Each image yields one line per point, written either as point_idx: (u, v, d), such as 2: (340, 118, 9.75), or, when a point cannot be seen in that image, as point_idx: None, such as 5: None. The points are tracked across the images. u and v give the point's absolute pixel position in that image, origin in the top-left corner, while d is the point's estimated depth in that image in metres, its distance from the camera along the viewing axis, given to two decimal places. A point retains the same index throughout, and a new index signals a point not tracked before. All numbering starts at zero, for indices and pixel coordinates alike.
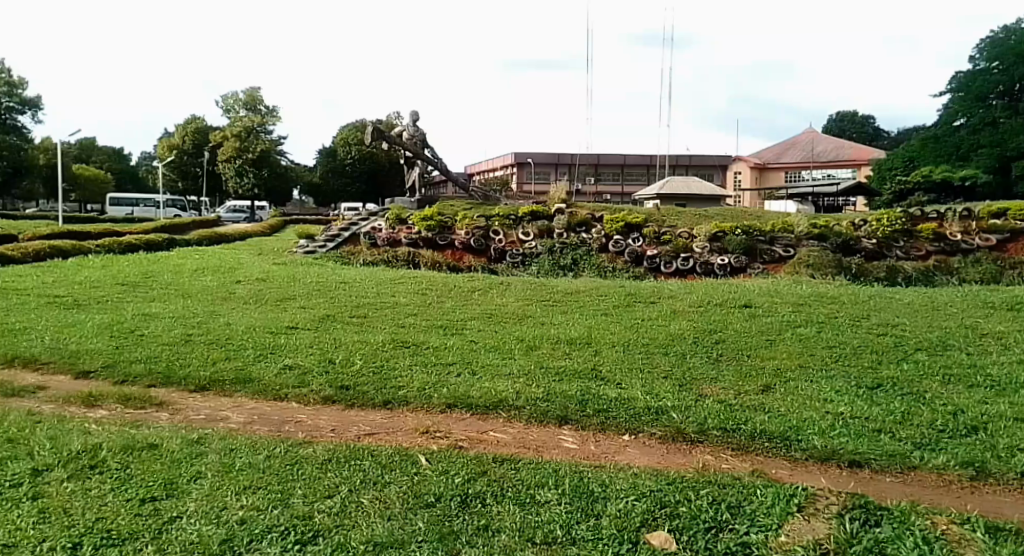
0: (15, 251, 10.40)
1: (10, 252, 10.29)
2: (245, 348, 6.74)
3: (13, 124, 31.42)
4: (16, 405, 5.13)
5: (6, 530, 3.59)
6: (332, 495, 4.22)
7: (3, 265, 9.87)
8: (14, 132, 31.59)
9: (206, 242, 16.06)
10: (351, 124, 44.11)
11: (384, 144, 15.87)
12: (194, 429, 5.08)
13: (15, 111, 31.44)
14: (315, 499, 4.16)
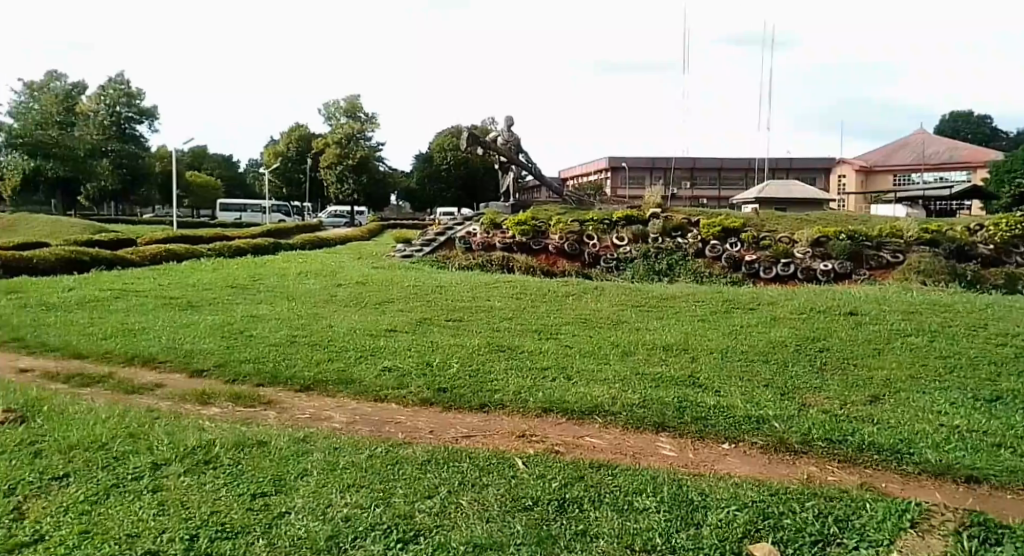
0: (135, 255, 11.08)
1: (130, 255, 10.96)
2: (346, 350, 6.90)
3: (132, 132, 34.01)
4: (137, 401, 5.40)
5: (129, 521, 3.75)
6: (433, 495, 4.23)
7: (125, 267, 10.51)
8: (133, 140, 34.14)
9: (308, 246, 16.66)
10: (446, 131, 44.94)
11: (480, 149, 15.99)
12: (299, 428, 5.21)
13: (134, 121, 34.00)
14: (416, 499, 4.18)
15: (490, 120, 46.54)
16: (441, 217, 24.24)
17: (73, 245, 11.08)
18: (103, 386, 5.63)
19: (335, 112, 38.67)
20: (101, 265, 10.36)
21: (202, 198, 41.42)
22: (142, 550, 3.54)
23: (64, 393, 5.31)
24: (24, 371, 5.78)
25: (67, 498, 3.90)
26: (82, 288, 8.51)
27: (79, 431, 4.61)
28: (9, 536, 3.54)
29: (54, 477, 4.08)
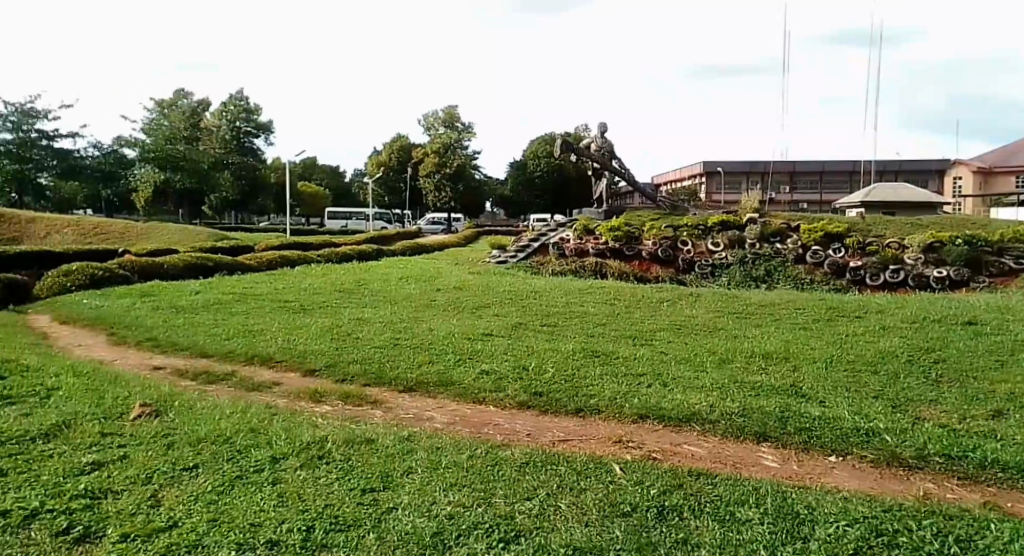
0: (253, 261, 11.74)
1: (247, 261, 11.61)
2: (446, 353, 7.07)
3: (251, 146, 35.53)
4: (257, 398, 5.73)
5: (252, 510, 3.94)
6: (532, 497, 4.28)
7: (244, 272, 11.17)
8: (252, 155, 35.68)
9: (409, 252, 17.18)
10: (541, 138, 45.22)
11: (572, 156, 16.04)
12: (403, 428, 5.38)
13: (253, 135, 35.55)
14: (516, 500, 4.24)
15: (580, 129, 47.20)
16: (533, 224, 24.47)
17: (197, 252, 11.85)
18: (225, 384, 5.98)
19: (435, 123, 40.25)
20: (223, 271, 11.02)
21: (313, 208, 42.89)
22: (265, 538, 3.71)
23: (194, 390, 5.67)
24: (157, 369, 6.22)
25: (197, 487, 4.08)
26: (205, 292, 9.08)
27: (206, 425, 4.86)
28: (148, 519, 3.71)
29: (185, 467, 4.26)
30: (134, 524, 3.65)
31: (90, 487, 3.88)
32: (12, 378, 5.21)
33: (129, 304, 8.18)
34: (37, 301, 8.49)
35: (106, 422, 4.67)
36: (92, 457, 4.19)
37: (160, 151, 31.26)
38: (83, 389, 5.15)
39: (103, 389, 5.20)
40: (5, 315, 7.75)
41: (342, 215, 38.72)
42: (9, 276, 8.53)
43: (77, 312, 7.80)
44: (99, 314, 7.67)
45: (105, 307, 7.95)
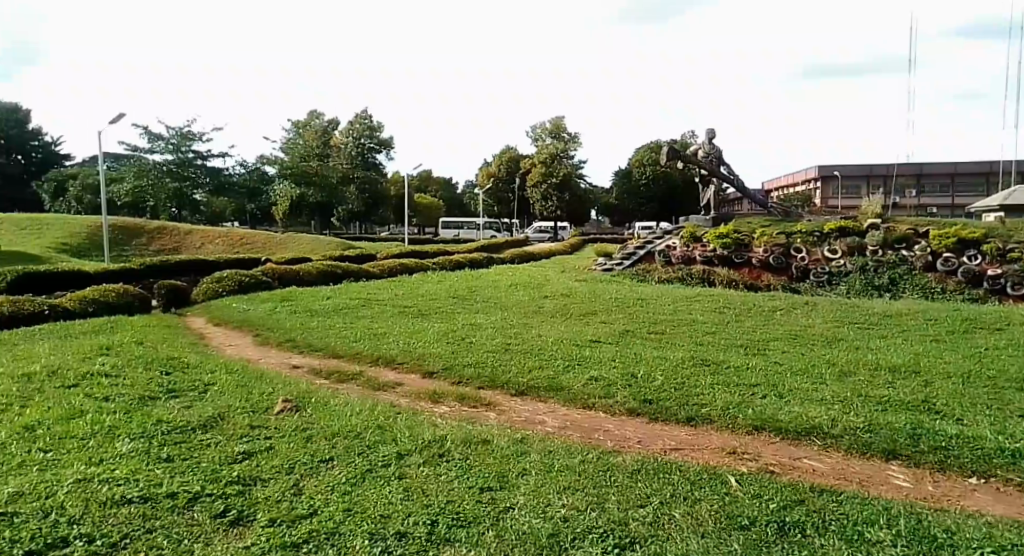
0: (374, 268, 12.33)
1: (370, 268, 12.20)
2: (555, 359, 7.21)
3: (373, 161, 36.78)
4: (382, 397, 6.06)
5: (381, 502, 4.17)
6: (645, 504, 4.34)
7: (368, 279, 11.75)
8: (374, 170, 36.89)
9: (517, 259, 17.52)
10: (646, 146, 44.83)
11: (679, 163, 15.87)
12: (517, 429, 5.57)
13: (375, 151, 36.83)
14: (629, 506, 4.32)
15: (689, 133, 47.41)
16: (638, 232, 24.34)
17: (324, 260, 12.59)
18: (353, 382, 6.37)
19: (542, 134, 40.82)
20: (349, 278, 11.62)
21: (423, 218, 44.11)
22: (394, 530, 3.91)
23: (327, 388, 6.06)
24: (294, 367, 6.70)
25: (333, 478, 4.39)
26: (333, 297, 9.63)
27: (339, 421, 5.22)
28: (291, 507, 3.99)
29: (322, 460, 4.60)
30: (280, 511, 3.94)
31: (242, 474, 4.23)
32: (175, 372, 5.74)
33: (269, 307, 8.81)
34: (195, 305, 9.20)
35: (254, 415, 5.09)
36: (243, 447, 4.58)
37: (294, 167, 33.55)
38: (234, 385, 5.62)
39: (250, 385, 5.67)
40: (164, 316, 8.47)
41: (454, 225, 39.64)
42: (170, 282, 9.28)
43: (221, 315, 8.48)
44: (243, 317, 8.32)
45: (247, 311, 8.60)
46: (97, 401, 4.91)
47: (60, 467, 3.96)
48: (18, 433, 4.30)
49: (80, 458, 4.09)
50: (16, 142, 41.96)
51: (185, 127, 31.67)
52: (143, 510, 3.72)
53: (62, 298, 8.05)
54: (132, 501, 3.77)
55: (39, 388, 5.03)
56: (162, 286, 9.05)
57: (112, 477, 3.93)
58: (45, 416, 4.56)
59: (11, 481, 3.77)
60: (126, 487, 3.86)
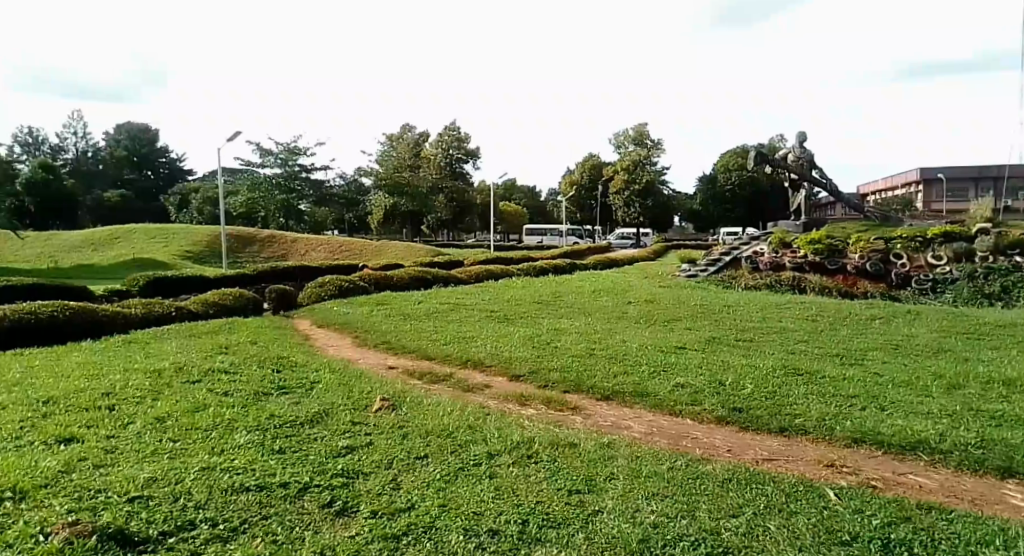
0: (462, 274, 12.65)
1: (458, 274, 12.52)
2: (641, 364, 7.25)
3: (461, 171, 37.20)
4: (472, 398, 6.28)
5: (474, 499, 4.31)
6: (738, 514, 4.35)
7: (456, 284, 12.08)
8: (462, 178, 37.44)
9: (600, 266, 17.57)
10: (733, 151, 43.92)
11: (768, 168, 15.64)
12: (603, 434, 5.66)
13: (462, 161, 37.42)
14: (721, 516, 4.33)
15: (778, 137, 46.06)
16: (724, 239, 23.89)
17: (416, 266, 13.00)
18: (444, 384, 6.61)
19: (624, 141, 40.71)
20: (439, 283, 11.98)
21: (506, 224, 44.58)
22: (487, 527, 4.03)
23: (419, 388, 6.32)
24: (390, 368, 7.00)
25: (428, 474, 4.59)
26: (425, 301, 9.96)
27: (432, 421, 5.44)
28: (391, 500, 4.19)
29: (418, 456, 4.82)
30: (381, 503, 4.15)
31: (346, 467, 4.49)
32: (284, 370, 6.11)
33: (365, 311, 9.19)
34: (302, 308, 9.69)
35: (355, 412, 5.38)
36: (345, 442, 4.86)
37: (391, 178, 34.04)
38: (337, 383, 5.96)
39: (352, 383, 6.00)
40: (275, 318, 8.97)
41: (538, 231, 39.96)
42: (280, 287, 9.78)
43: (322, 318, 8.93)
44: (342, 320, 8.73)
45: (346, 314, 9.00)
46: (218, 395, 5.30)
47: (187, 456, 4.31)
48: (151, 423, 4.69)
49: (203, 448, 4.43)
50: (147, 161, 47.12)
51: (293, 142, 32.75)
52: (259, 498, 4.01)
53: (186, 302, 8.63)
54: (250, 489, 4.08)
55: (168, 382, 5.48)
56: (273, 289, 9.56)
57: (231, 466, 4.26)
58: (174, 408, 4.96)
59: (145, 466, 4.12)
60: (244, 476, 4.18)
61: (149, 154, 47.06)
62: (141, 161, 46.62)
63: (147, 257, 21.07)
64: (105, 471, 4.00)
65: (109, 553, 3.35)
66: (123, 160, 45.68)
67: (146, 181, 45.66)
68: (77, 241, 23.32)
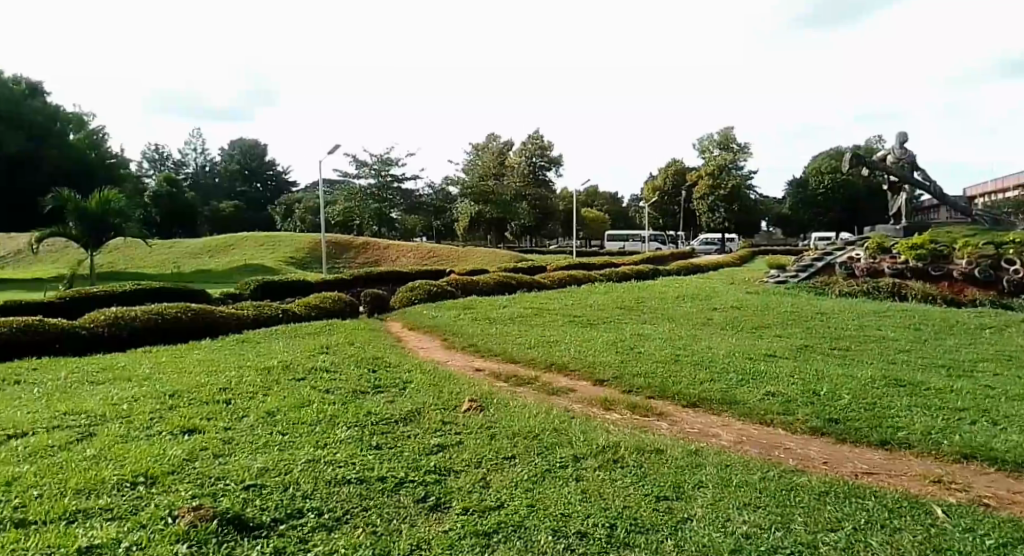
0: (545, 279, 12.80)
1: (542, 279, 12.68)
2: (728, 372, 7.19)
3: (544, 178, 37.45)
4: (556, 402, 6.40)
5: (562, 502, 4.41)
6: (837, 529, 4.30)
7: (539, 290, 12.24)
8: (545, 186, 37.72)
9: (684, 272, 17.34)
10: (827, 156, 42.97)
11: (865, 169, 15.16)
12: (691, 442, 5.66)
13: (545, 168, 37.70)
14: (818, 529, 4.28)
15: (879, 135, 45.92)
16: (817, 241, 26.73)
17: (499, 271, 13.23)
18: (530, 387, 6.77)
19: (710, 145, 40.18)
20: (523, 288, 12.16)
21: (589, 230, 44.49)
22: (575, 529, 4.12)
23: (505, 390, 6.51)
24: (478, 370, 7.21)
25: (516, 475, 4.73)
26: (510, 306, 10.15)
27: (520, 422, 5.60)
28: (482, 498, 4.35)
29: (505, 457, 4.97)
30: (472, 500, 4.32)
31: (438, 465, 4.69)
32: (379, 370, 6.40)
33: (453, 314, 9.45)
34: (394, 311, 10.06)
35: (445, 411, 5.61)
36: (437, 440, 5.06)
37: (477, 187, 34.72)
38: (428, 383, 6.21)
39: (442, 384, 6.24)
40: (369, 320, 9.36)
41: (619, 236, 39.81)
42: (373, 290, 10.18)
43: (414, 321, 9.24)
44: (432, 322, 9.01)
45: (436, 317, 9.27)
46: (321, 393, 5.62)
47: (295, 448, 4.61)
48: (263, 417, 5.03)
49: (309, 441, 4.73)
50: (257, 174, 49.62)
51: (387, 153, 33.69)
52: (359, 490, 4.24)
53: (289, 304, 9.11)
54: (351, 482, 4.33)
55: (277, 379, 5.83)
56: (367, 292, 9.96)
57: (334, 460, 4.53)
58: (282, 403, 5.29)
59: (258, 457, 4.43)
60: (346, 469, 4.45)
61: (259, 167, 49.63)
62: (251, 175, 49.19)
63: (253, 262, 22.20)
64: (223, 460, 4.33)
65: (228, 536, 3.63)
66: (236, 174, 48.55)
67: (257, 194, 48.31)
68: (188, 248, 24.81)
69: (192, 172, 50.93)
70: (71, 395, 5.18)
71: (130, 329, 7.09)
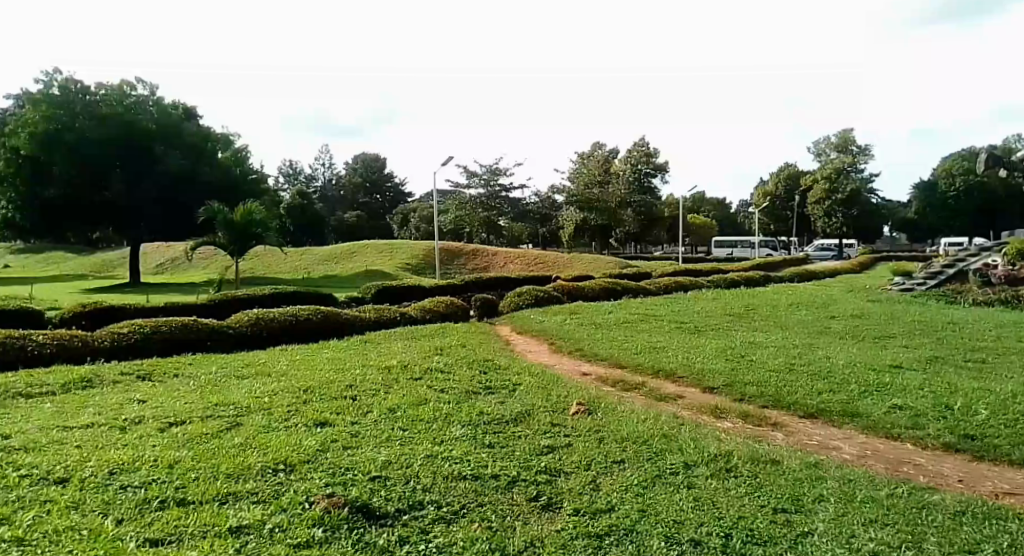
0: (651, 285, 12.75)
1: (648, 285, 12.64)
2: (849, 384, 6.95)
3: (649, 185, 37.11)
4: (665, 408, 6.42)
5: (675, 509, 4.41)
6: (974, 551, 4.11)
7: (646, 296, 12.21)
8: (652, 192, 37.31)
9: (798, 279, 16.77)
10: (959, 157, 40.30)
11: (1003, 171, 14.22)
12: (811, 454, 5.54)
13: (651, 174, 37.35)
14: (952, 551, 4.11)
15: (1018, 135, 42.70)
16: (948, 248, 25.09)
17: (606, 277, 13.28)
18: (638, 392, 6.82)
19: (826, 148, 38.57)
20: (629, 294, 12.17)
21: (697, 237, 43.60)
22: (688, 536, 4.11)
23: (614, 395, 6.60)
24: (586, 375, 7.31)
25: (627, 478, 4.79)
26: (615, 312, 10.19)
27: (628, 427, 5.67)
28: (592, 500, 4.43)
29: (615, 460, 5.05)
30: (583, 502, 4.40)
31: (549, 465, 4.84)
32: (490, 372, 6.64)
33: (560, 320, 9.61)
34: (503, 316, 10.33)
35: (554, 414, 5.77)
36: (547, 441, 5.22)
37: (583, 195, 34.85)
38: (537, 386, 6.38)
39: (550, 387, 6.40)
40: (479, 324, 9.66)
41: (728, 242, 38.83)
42: (484, 295, 10.52)
43: (523, 325, 9.47)
44: (539, 328, 9.20)
45: (543, 323, 9.45)
46: (437, 392, 5.91)
47: (414, 443, 4.89)
48: (386, 413, 5.35)
49: (427, 438, 5.00)
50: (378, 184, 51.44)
51: (496, 164, 34.59)
52: (474, 486, 4.46)
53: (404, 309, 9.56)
54: (466, 478, 4.55)
55: (397, 378, 6.17)
56: (478, 298, 10.30)
57: (450, 456, 4.77)
58: (402, 401, 5.60)
59: (382, 450, 4.74)
60: (462, 466, 4.67)
61: (379, 180, 51.55)
62: (373, 186, 51.01)
63: (371, 268, 23.25)
64: (351, 452, 4.66)
65: (358, 524, 3.91)
66: (358, 187, 50.83)
67: (378, 204, 50.33)
68: (312, 255, 26.20)
69: (321, 185, 53.99)
70: (219, 388, 5.69)
71: (266, 333, 7.66)
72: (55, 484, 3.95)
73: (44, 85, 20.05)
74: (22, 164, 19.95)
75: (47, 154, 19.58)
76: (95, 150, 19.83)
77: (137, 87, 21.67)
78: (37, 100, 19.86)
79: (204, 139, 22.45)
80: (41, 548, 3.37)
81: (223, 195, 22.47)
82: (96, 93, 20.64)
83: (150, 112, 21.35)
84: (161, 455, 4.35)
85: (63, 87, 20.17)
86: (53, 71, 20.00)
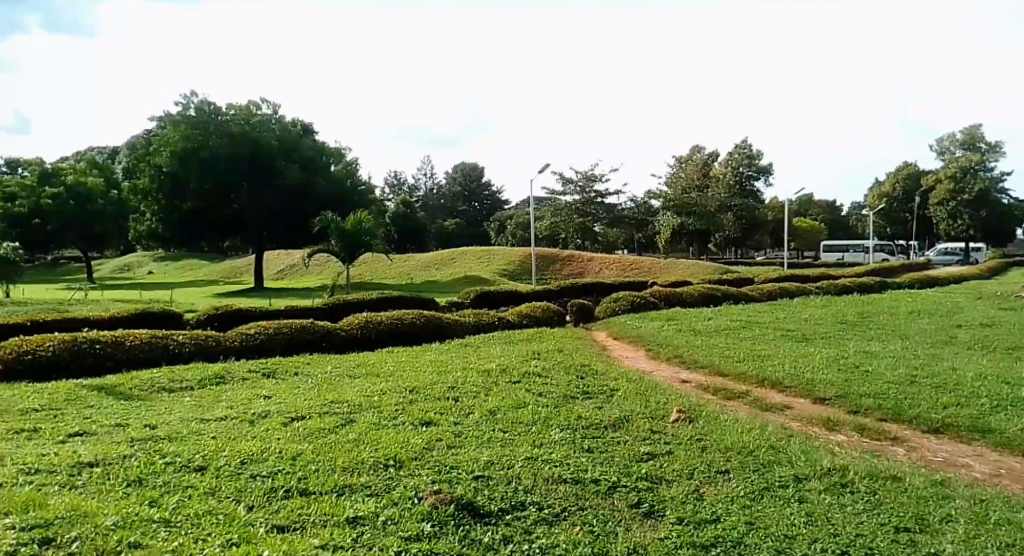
0: (755, 291, 12.46)
1: (750, 292, 12.34)
2: (978, 397, 6.58)
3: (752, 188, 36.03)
4: (772, 418, 6.30)
5: (786, 523, 4.34)
6: None
7: (749, 302, 11.95)
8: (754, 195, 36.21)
9: (919, 285, 15.89)
10: None
11: None
12: (935, 471, 5.30)
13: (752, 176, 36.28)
14: None
15: None
16: None
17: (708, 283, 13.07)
18: (741, 401, 6.73)
19: (950, 145, 36.15)
20: (729, 300, 11.95)
21: (805, 241, 41.95)
22: (800, 551, 4.05)
23: (715, 403, 6.53)
24: (686, 383, 7.28)
25: (732, 490, 4.74)
26: (716, 318, 10.05)
27: (731, 436, 5.62)
28: (696, 510, 4.43)
29: (719, 471, 5.01)
30: (686, 511, 4.41)
31: (650, 472, 4.87)
32: (589, 378, 6.73)
33: (658, 325, 9.59)
34: (600, 321, 10.38)
35: (654, 421, 5.79)
36: (648, 448, 5.26)
37: (679, 199, 34.46)
38: (636, 392, 6.42)
39: (649, 394, 6.42)
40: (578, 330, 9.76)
41: (839, 247, 37.15)
42: (581, 300, 10.60)
43: (623, 330, 9.50)
44: (637, 334, 9.21)
45: (643, 328, 9.45)
46: (536, 396, 6.06)
47: (516, 445, 5.06)
48: (487, 415, 5.55)
49: (528, 440, 5.16)
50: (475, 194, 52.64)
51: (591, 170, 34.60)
52: (575, 490, 4.56)
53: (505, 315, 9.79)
54: (567, 482, 4.65)
55: (497, 381, 6.37)
56: (575, 304, 10.38)
57: (551, 459, 4.90)
58: (503, 404, 5.79)
59: (485, 450, 4.93)
60: (562, 469, 4.79)
61: (477, 188, 52.62)
62: (471, 195, 52.20)
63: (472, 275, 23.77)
64: (455, 452, 4.87)
65: (464, 521, 4.09)
66: (457, 196, 52.29)
67: (476, 213, 51.48)
68: (417, 262, 27.08)
69: (423, 193, 55.75)
70: (335, 387, 6.07)
71: (377, 341, 8.04)
72: (195, 471, 4.36)
73: (182, 107, 21.59)
74: (164, 182, 21.71)
75: (185, 172, 21.26)
76: (226, 168, 21.30)
77: (262, 106, 23.04)
78: (176, 121, 21.40)
79: (320, 153, 23.78)
80: (185, 529, 3.73)
81: (338, 207, 23.78)
82: (226, 114, 21.99)
83: (274, 130, 22.70)
84: (285, 447, 4.72)
85: (199, 109, 21.60)
86: (190, 94, 21.50)
